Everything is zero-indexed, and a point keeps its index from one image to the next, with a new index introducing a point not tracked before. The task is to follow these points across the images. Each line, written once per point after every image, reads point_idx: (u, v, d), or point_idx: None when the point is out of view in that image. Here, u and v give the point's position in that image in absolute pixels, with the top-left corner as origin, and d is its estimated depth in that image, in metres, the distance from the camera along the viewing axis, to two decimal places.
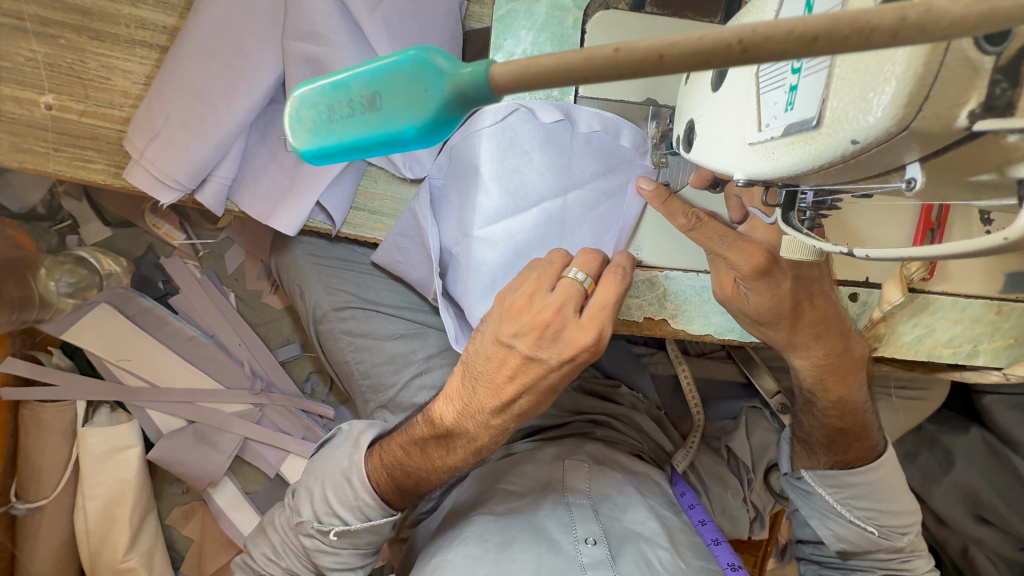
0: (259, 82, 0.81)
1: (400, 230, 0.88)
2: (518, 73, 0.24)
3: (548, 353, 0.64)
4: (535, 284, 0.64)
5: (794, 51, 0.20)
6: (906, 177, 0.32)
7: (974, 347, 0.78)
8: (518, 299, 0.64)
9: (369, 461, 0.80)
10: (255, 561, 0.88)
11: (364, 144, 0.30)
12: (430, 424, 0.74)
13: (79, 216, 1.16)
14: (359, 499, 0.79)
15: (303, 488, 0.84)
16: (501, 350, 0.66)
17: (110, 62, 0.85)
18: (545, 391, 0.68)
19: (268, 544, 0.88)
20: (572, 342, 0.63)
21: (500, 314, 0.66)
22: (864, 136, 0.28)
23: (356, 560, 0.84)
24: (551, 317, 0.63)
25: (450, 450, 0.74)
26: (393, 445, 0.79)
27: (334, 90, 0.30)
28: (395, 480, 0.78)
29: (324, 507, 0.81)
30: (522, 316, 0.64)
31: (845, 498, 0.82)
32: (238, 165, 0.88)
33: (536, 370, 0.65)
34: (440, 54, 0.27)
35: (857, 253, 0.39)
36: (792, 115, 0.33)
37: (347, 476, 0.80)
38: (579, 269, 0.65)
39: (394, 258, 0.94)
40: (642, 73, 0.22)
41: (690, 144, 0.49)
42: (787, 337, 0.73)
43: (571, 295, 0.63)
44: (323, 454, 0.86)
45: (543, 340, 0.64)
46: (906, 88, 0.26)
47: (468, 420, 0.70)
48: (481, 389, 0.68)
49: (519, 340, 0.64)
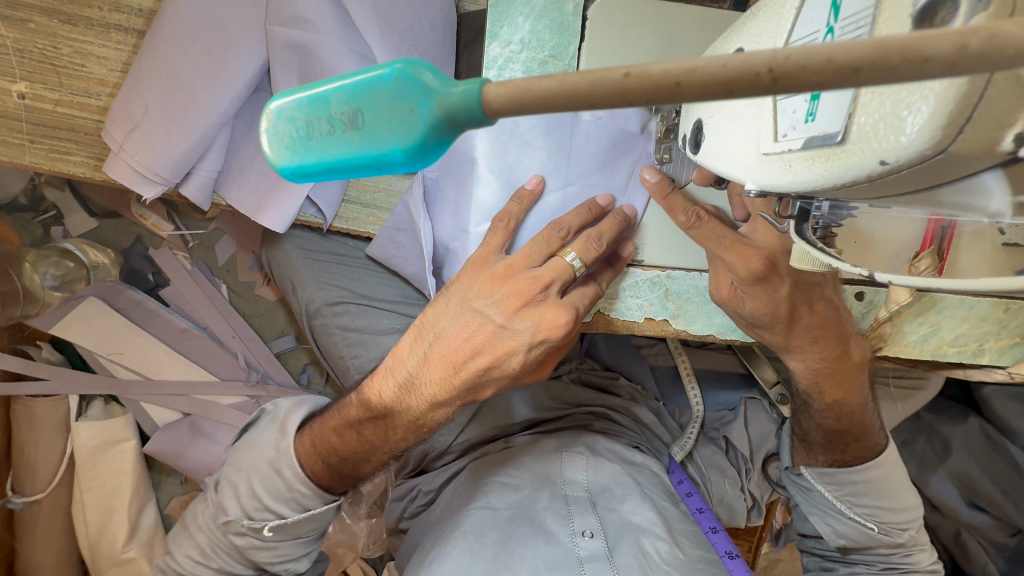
0: (243, 69, 0.77)
1: (394, 224, 0.85)
2: (511, 96, 0.22)
3: (524, 325, 0.64)
4: (526, 254, 0.64)
5: (831, 82, 0.18)
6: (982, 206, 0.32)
7: (980, 346, 0.77)
8: (502, 265, 0.64)
9: (298, 446, 0.79)
10: (178, 562, 0.84)
11: (345, 165, 0.27)
12: (364, 406, 0.73)
13: (63, 207, 1.13)
14: (292, 490, 0.78)
15: (229, 483, 0.81)
16: (474, 317, 0.65)
17: (84, 48, 0.81)
18: (509, 372, 0.67)
19: (192, 545, 0.84)
20: (547, 318, 0.64)
21: (473, 281, 0.66)
22: (895, 157, 0.26)
23: (297, 550, 0.83)
24: (533, 286, 0.63)
25: (390, 429, 0.73)
26: (326, 429, 0.77)
27: (312, 104, 0.27)
28: (330, 466, 0.77)
29: (254, 502, 0.79)
30: (503, 282, 0.64)
31: (845, 494, 0.82)
32: (223, 157, 0.84)
33: (506, 342, 0.65)
34: (428, 70, 0.25)
35: (877, 276, 0.41)
36: (814, 127, 0.30)
37: (276, 466, 0.78)
38: (576, 255, 0.64)
39: (390, 251, 0.90)
40: (654, 101, 0.20)
41: (697, 145, 0.46)
42: (783, 340, 0.72)
43: (562, 275, 0.63)
44: (247, 442, 0.83)
45: (519, 310, 0.64)
46: (945, 108, 0.23)
47: (410, 394, 0.69)
48: (433, 358, 0.67)
49: (494, 309, 0.64)
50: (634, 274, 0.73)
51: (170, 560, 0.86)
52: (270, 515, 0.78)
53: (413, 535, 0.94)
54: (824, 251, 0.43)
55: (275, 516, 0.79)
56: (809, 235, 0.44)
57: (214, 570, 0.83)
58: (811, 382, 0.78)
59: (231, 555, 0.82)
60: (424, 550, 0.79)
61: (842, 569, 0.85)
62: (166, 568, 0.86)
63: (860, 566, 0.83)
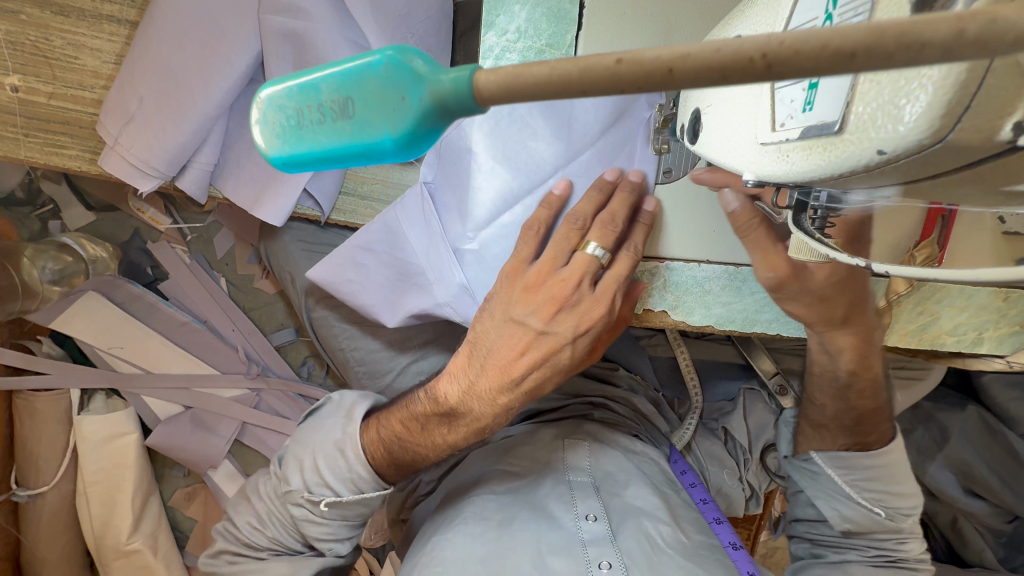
0: (236, 60, 0.76)
1: (364, 242, 0.77)
2: (503, 83, 0.21)
3: (563, 326, 0.68)
4: (550, 259, 0.66)
5: (826, 68, 0.17)
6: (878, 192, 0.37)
7: (979, 334, 0.77)
8: (534, 274, 0.66)
9: (364, 434, 0.79)
10: (239, 530, 0.86)
11: (337, 155, 0.27)
12: (433, 402, 0.74)
13: (60, 201, 1.12)
14: (351, 471, 0.78)
15: (292, 458, 0.82)
16: (517, 327, 0.68)
17: (77, 40, 0.80)
18: (559, 366, 0.71)
19: (252, 513, 0.86)
20: (585, 315, 0.68)
21: (510, 294, 0.67)
22: (893, 146, 0.26)
23: (344, 532, 0.82)
24: (566, 291, 0.66)
25: (453, 429, 0.74)
26: (392, 421, 0.77)
27: (303, 92, 0.27)
28: (393, 454, 0.77)
29: (315, 477, 0.79)
30: (537, 291, 0.66)
31: (856, 479, 0.82)
32: (219, 150, 0.84)
33: (549, 344, 0.69)
34: (418, 56, 0.24)
35: (876, 267, 0.40)
36: (811, 116, 0.30)
37: (340, 448, 0.79)
38: (597, 244, 0.65)
39: (345, 275, 0.79)
40: (645, 88, 0.19)
41: (695, 135, 0.46)
42: (840, 317, 0.69)
43: (587, 270, 0.65)
44: (313, 424, 0.84)
45: (556, 314, 0.67)
46: (944, 96, 0.23)
47: (473, 399, 0.71)
48: (490, 368, 0.69)
49: (534, 317, 0.67)
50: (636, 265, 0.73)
51: (228, 526, 0.88)
52: (327, 491, 0.78)
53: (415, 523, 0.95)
54: (821, 242, 0.43)
55: (331, 492, 0.78)
56: (807, 225, 0.45)
57: (268, 541, 0.84)
58: (857, 363, 0.78)
59: (286, 529, 0.83)
60: (425, 537, 0.80)
61: (833, 555, 0.83)
62: (223, 534, 0.88)
63: (852, 552, 0.83)
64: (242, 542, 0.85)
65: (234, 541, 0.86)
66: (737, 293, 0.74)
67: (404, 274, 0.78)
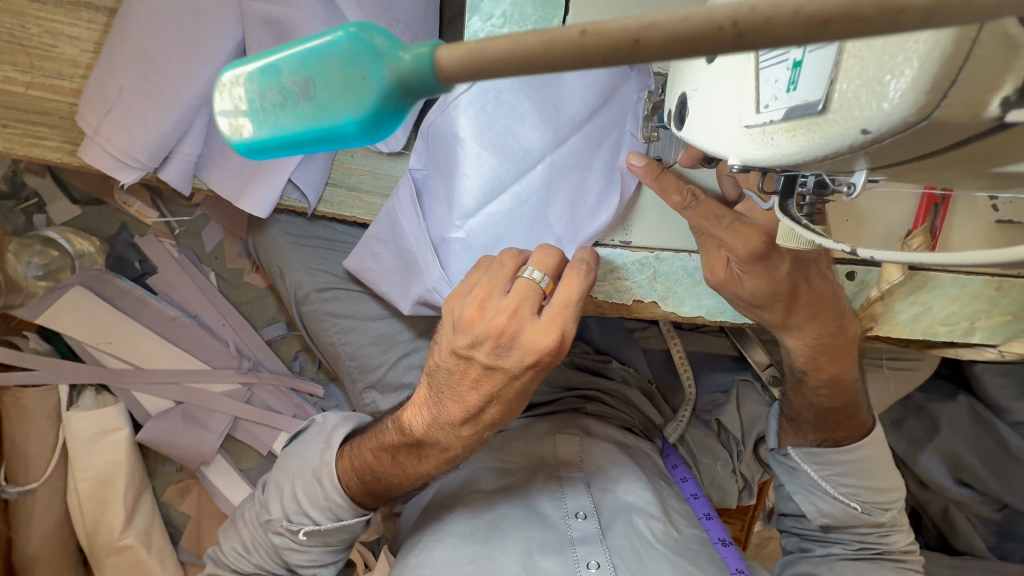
0: (218, 48, 0.74)
1: (375, 233, 0.78)
2: (468, 59, 0.20)
3: (508, 360, 0.58)
4: (486, 288, 0.58)
5: (801, 36, 0.16)
6: (851, 181, 0.34)
7: (971, 324, 0.76)
8: (469, 309, 0.58)
9: (339, 462, 0.76)
10: (226, 556, 0.85)
11: (302, 140, 0.26)
12: (401, 433, 0.69)
13: (45, 194, 1.10)
14: (329, 499, 0.76)
15: (273, 484, 0.81)
16: (461, 363, 0.60)
17: (55, 28, 0.78)
18: (516, 399, 0.62)
19: (238, 539, 0.85)
20: (532, 346, 0.57)
21: (452, 325, 0.60)
22: (877, 125, 0.25)
23: (327, 557, 0.81)
24: (506, 323, 0.57)
25: (423, 458, 0.70)
26: (363, 450, 0.74)
27: (264, 74, 0.26)
28: (366, 483, 0.74)
29: (295, 505, 0.78)
30: (474, 325, 0.57)
31: (831, 474, 0.81)
32: (203, 141, 0.82)
33: (498, 379, 0.60)
34: (380, 32, 0.23)
35: (861, 252, 0.38)
36: (796, 96, 0.29)
37: (317, 475, 0.77)
38: (535, 269, 0.59)
39: (366, 264, 0.82)
40: (613, 62, 0.18)
41: (682, 121, 0.44)
42: (782, 319, 0.70)
43: (529, 297, 0.57)
44: (296, 449, 0.83)
45: (500, 348, 0.57)
46: (930, 70, 0.22)
47: (439, 430, 0.65)
48: (448, 401, 0.63)
49: (477, 351, 0.58)
50: (619, 256, 0.71)
51: (218, 552, 0.87)
52: (307, 519, 0.77)
53: (406, 516, 0.96)
54: (808, 229, 0.40)
55: (310, 521, 0.77)
56: (793, 211, 0.42)
57: (253, 566, 0.83)
58: (846, 361, 0.77)
59: (268, 555, 0.82)
60: (416, 535, 0.79)
61: (818, 549, 0.83)
62: (215, 559, 0.87)
63: (837, 546, 0.82)
64: (230, 567, 0.84)
65: (225, 568, 0.85)
66: None
67: (405, 264, 0.78)
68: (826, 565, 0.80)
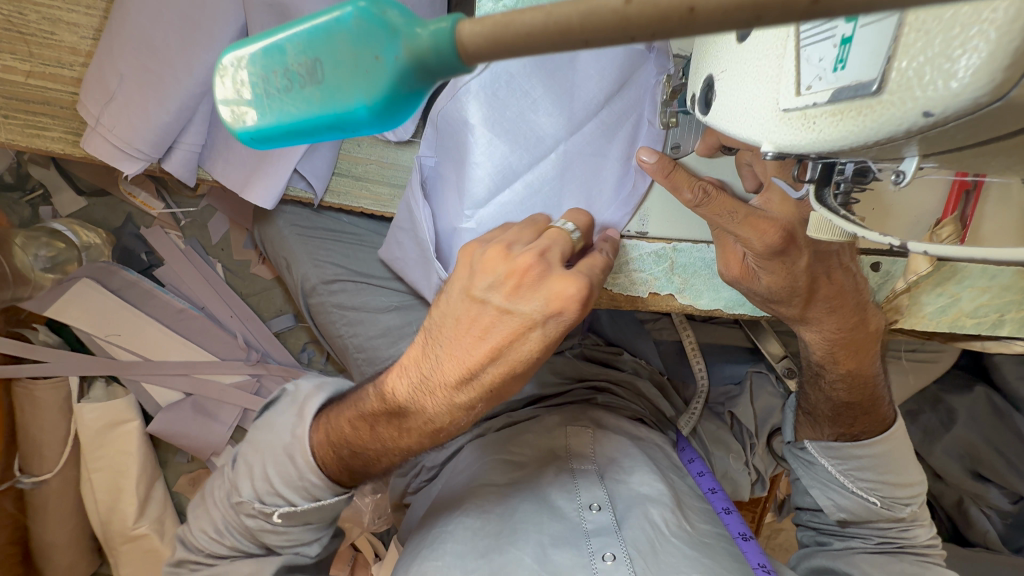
0: (219, 34, 0.72)
1: (399, 223, 0.77)
2: (492, 33, 0.18)
3: (528, 305, 0.55)
4: (514, 234, 0.58)
5: (889, 1, 0.14)
6: (898, 169, 0.32)
7: (1000, 316, 0.73)
8: (493, 249, 0.56)
9: (314, 434, 0.74)
10: (196, 539, 0.82)
11: (309, 127, 0.24)
12: (382, 400, 0.66)
13: (50, 185, 1.09)
14: (303, 479, 0.73)
15: (243, 463, 0.78)
16: (475, 309, 0.57)
17: (53, 15, 0.76)
18: (523, 362, 0.57)
19: (208, 521, 0.82)
20: (556, 292, 0.54)
21: (470, 266, 0.57)
22: (941, 107, 0.22)
23: (308, 535, 0.79)
24: (532, 262, 0.55)
25: (404, 432, 0.66)
26: (341, 420, 0.72)
27: (267, 56, 0.24)
28: (343, 458, 0.72)
29: (266, 485, 0.75)
30: (495, 265, 0.56)
31: (848, 469, 0.79)
32: (206, 131, 0.80)
33: (513, 327, 0.55)
34: (394, 7, 0.21)
35: (913, 247, 0.36)
36: (844, 76, 0.27)
37: (289, 453, 0.74)
38: (568, 220, 0.60)
39: (395, 253, 0.82)
40: (662, 35, 0.16)
41: (708, 105, 0.42)
42: (800, 313, 0.68)
43: (557, 242, 0.57)
44: (266, 422, 0.81)
45: (520, 291, 0.55)
46: (1009, 43, 0.20)
47: (425, 394, 0.62)
48: (446, 358, 0.59)
49: (494, 292, 0.55)
50: (636, 247, 0.69)
51: (188, 534, 0.85)
52: (281, 500, 0.75)
53: (413, 509, 0.94)
54: (847, 219, 0.37)
55: (285, 502, 0.75)
56: (830, 201, 0.39)
57: (227, 548, 0.80)
58: (868, 354, 0.74)
59: (242, 535, 0.79)
60: (425, 527, 0.78)
61: (837, 543, 0.81)
62: (185, 543, 0.84)
63: (856, 540, 0.80)
64: (203, 551, 0.81)
65: (197, 551, 0.82)
66: None
67: (417, 254, 0.77)
68: (845, 559, 0.78)
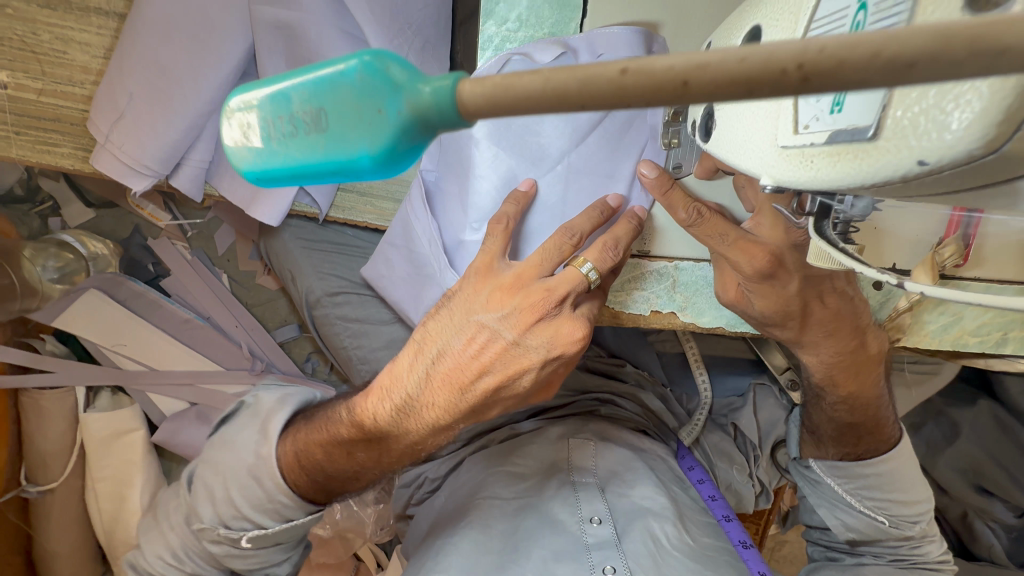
0: (228, 53, 0.73)
1: (389, 239, 0.77)
2: (491, 94, 0.19)
3: (537, 341, 0.60)
4: (536, 263, 0.59)
5: (876, 80, 0.14)
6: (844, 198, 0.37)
7: (1003, 335, 0.72)
8: (509, 278, 0.60)
9: (281, 449, 0.74)
10: (150, 563, 0.81)
11: (312, 172, 0.24)
12: (358, 426, 0.67)
13: (60, 197, 1.11)
14: (273, 501, 0.73)
15: (204, 487, 0.77)
16: (485, 337, 0.60)
17: (65, 34, 0.77)
18: (516, 390, 0.63)
19: (163, 545, 0.82)
20: (562, 334, 0.60)
21: (479, 292, 0.61)
22: (937, 157, 0.23)
23: (276, 556, 0.80)
24: (544, 297, 0.59)
25: (383, 452, 0.68)
26: (311, 445, 0.71)
27: (275, 101, 0.24)
28: (318, 482, 0.73)
29: (230, 509, 0.75)
30: (511, 296, 0.59)
31: (856, 488, 0.79)
32: (214, 147, 0.81)
33: (519, 359, 0.60)
34: (396, 62, 0.22)
35: (908, 285, 0.37)
36: (841, 119, 0.27)
37: (255, 476, 0.74)
38: (593, 267, 0.59)
39: (380, 271, 0.81)
40: (655, 103, 0.17)
41: (708, 133, 0.42)
42: (795, 335, 0.68)
43: (575, 286, 0.59)
44: (224, 441, 0.79)
45: (531, 325, 0.59)
46: (1002, 101, 0.20)
47: (408, 417, 0.64)
48: (438, 381, 0.61)
49: (506, 325, 0.59)
50: (642, 266, 0.70)
51: (139, 558, 0.83)
52: (248, 524, 0.75)
53: (416, 522, 0.94)
54: (844, 252, 0.38)
55: (254, 526, 0.75)
56: (829, 232, 0.40)
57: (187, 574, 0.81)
58: (872, 372, 0.74)
59: (203, 559, 0.80)
60: (430, 538, 0.79)
61: (848, 560, 0.81)
62: (135, 566, 0.83)
63: (868, 558, 0.80)
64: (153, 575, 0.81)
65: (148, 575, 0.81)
66: None
67: (415, 273, 0.77)
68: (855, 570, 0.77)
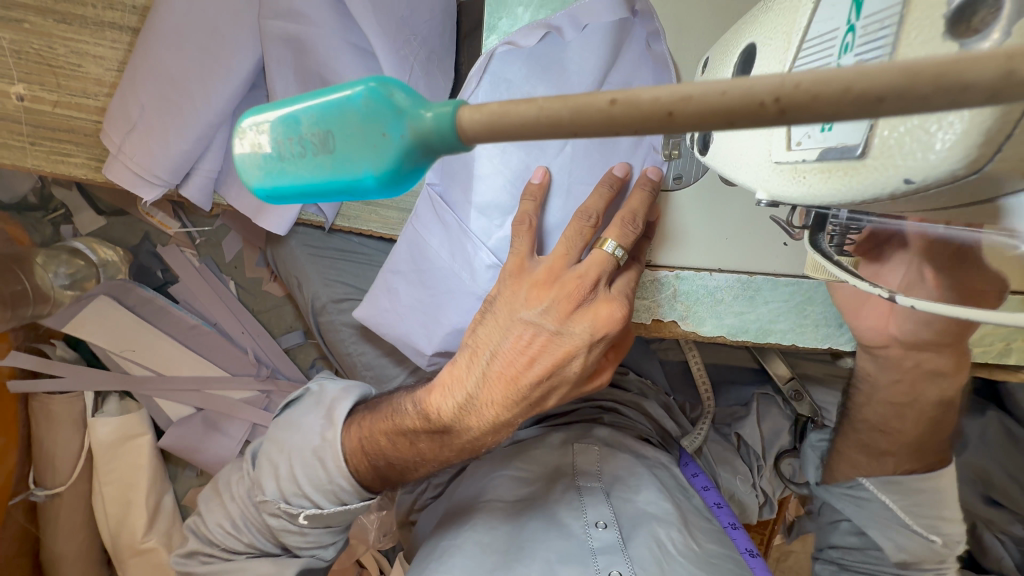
0: (238, 66, 0.75)
1: (392, 265, 0.76)
2: (488, 122, 0.20)
3: (578, 326, 0.61)
4: (563, 255, 0.60)
5: (848, 113, 0.15)
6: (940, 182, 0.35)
7: (1007, 345, 0.72)
8: (541, 272, 0.61)
9: (343, 437, 0.76)
10: (212, 533, 0.83)
11: (321, 190, 0.25)
12: (425, 419, 0.68)
13: (71, 205, 1.13)
14: (332, 482, 0.75)
15: (268, 461, 0.80)
16: (529, 330, 0.61)
17: (81, 48, 0.79)
18: (567, 376, 0.64)
19: (225, 514, 0.84)
20: (601, 314, 0.61)
21: (518, 292, 0.62)
22: (922, 176, 0.24)
23: (327, 539, 0.81)
24: (580, 284, 0.60)
25: (445, 446, 0.69)
26: (377, 434, 0.73)
27: (285, 125, 0.25)
28: (378, 469, 0.74)
29: (293, 486, 0.76)
30: (547, 290, 0.61)
31: (908, 506, 0.74)
32: (223, 157, 0.83)
33: (564, 347, 0.61)
34: (400, 88, 0.23)
35: (899, 299, 0.37)
36: (831, 137, 0.27)
37: (319, 454, 0.76)
38: (616, 243, 0.60)
39: (382, 304, 0.79)
40: (644, 132, 0.18)
41: (706, 146, 0.43)
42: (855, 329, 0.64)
43: (604, 267, 0.59)
44: (291, 423, 0.82)
45: (571, 312, 0.61)
46: (980, 124, 0.21)
47: (470, 414, 0.65)
48: (494, 377, 0.63)
49: (547, 316, 0.61)
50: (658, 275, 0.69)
51: (201, 524, 0.86)
52: (307, 501, 0.76)
53: (420, 525, 0.94)
54: (838, 266, 0.39)
55: (311, 504, 0.76)
56: (825, 246, 0.42)
57: (245, 545, 0.82)
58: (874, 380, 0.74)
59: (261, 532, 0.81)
60: (434, 539, 0.79)
61: None
62: (196, 534, 0.86)
63: None
64: (218, 545, 0.83)
65: (210, 543, 0.84)
66: (750, 303, 0.69)
67: (430, 293, 0.75)
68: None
